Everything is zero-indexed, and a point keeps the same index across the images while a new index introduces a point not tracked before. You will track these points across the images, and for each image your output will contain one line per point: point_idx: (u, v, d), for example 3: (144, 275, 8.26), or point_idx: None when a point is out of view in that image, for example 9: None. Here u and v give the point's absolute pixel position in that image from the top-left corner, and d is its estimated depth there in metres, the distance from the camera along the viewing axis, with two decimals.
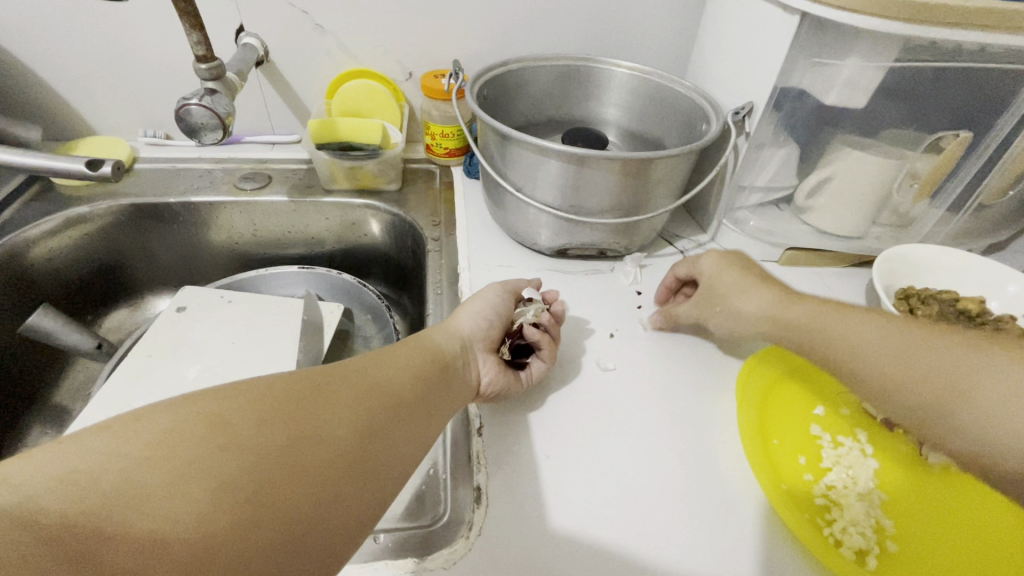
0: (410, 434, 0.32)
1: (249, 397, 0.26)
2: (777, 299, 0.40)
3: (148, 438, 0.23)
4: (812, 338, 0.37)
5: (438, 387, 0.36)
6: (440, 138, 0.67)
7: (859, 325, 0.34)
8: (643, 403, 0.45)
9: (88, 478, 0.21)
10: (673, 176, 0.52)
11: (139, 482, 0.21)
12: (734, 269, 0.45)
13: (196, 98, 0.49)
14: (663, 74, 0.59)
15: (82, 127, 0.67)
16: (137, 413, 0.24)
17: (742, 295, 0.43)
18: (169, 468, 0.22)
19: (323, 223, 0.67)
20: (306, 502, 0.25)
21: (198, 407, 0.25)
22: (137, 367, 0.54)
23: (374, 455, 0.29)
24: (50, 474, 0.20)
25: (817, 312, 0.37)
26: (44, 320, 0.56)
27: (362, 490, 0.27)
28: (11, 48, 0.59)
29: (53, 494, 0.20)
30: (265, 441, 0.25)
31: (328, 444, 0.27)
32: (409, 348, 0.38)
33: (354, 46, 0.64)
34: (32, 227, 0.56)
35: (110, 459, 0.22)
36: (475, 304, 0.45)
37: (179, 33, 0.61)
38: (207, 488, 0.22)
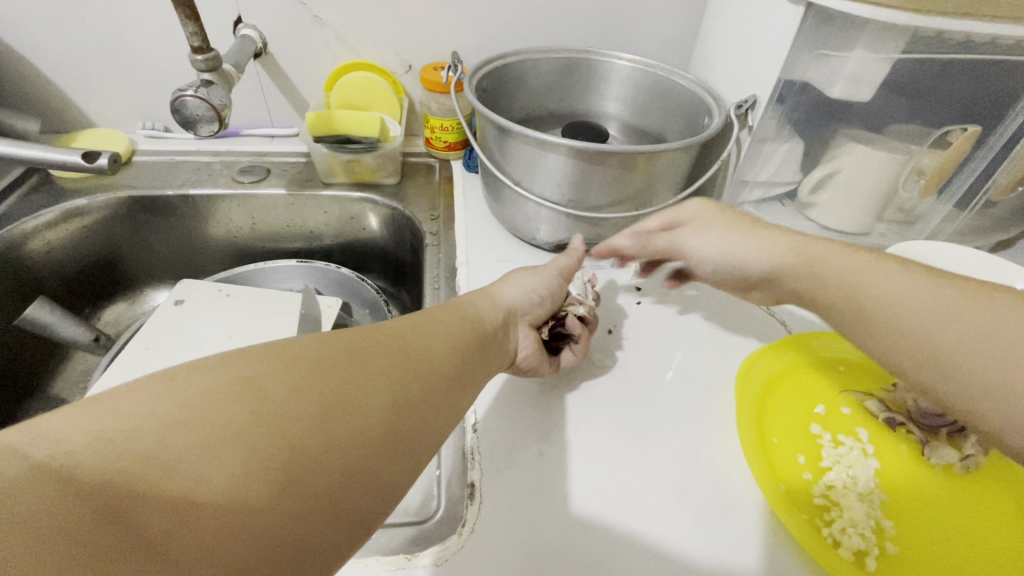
0: (445, 406, 0.29)
1: (285, 360, 0.24)
2: (792, 239, 0.36)
3: (182, 399, 0.21)
4: (843, 296, 0.32)
5: (476, 358, 0.34)
6: (439, 131, 0.66)
7: (903, 279, 0.30)
8: (642, 399, 0.44)
9: (124, 436, 0.19)
10: (675, 170, 0.51)
11: (171, 445, 0.20)
12: (729, 214, 0.40)
13: (191, 90, 0.48)
14: (665, 67, 0.58)
15: (80, 120, 0.66)
16: (174, 369, 0.22)
17: (739, 241, 0.37)
18: (203, 431, 0.20)
19: (322, 217, 0.66)
20: (341, 473, 0.23)
21: (234, 367, 0.23)
22: (135, 358, 0.54)
23: (411, 425, 0.27)
24: (84, 433, 0.19)
25: (861, 262, 0.32)
26: (42, 312, 0.56)
27: (397, 464, 0.25)
28: (10, 40, 0.59)
29: (86, 452, 0.18)
30: (302, 407, 0.23)
31: (364, 412, 0.25)
32: (447, 312, 0.35)
33: (353, 38, 0.64)
34: (30, 219, 0.56)
35: (144, 419, 0.20)
36: (527, 278, 0.44)
37: (176, 25, 0.60)
38: (240, 454, 0.20)
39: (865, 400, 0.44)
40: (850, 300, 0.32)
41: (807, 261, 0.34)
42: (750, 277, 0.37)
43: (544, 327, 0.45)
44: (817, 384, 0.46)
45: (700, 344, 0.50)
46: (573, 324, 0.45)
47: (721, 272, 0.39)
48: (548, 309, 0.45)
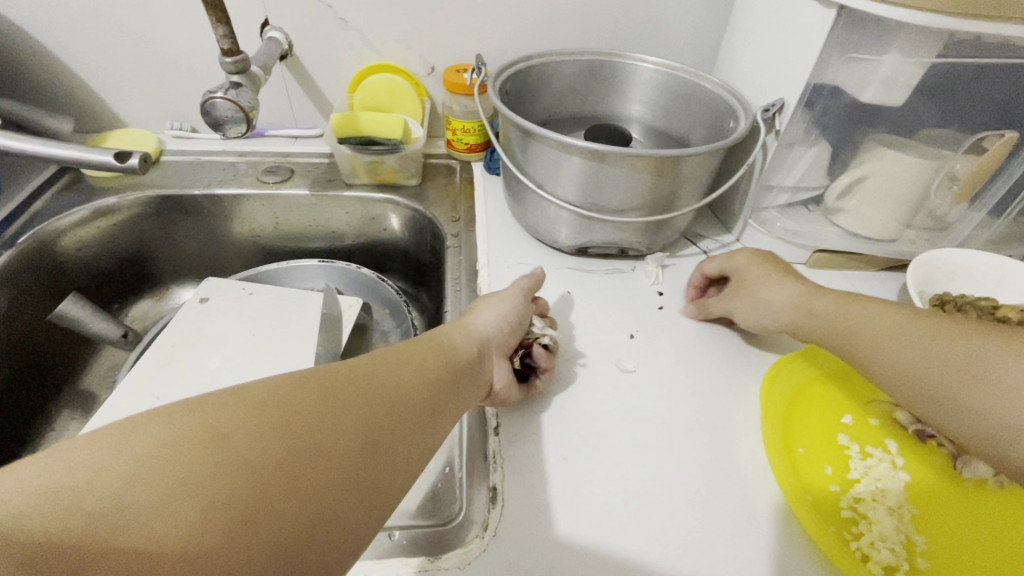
0: (412, 444, 0.30)
1: (249, 405, 0.25)
2: (803, 291, 0.43)
3: (138, 452, 0.21)
4: (827, 333, 0.39)
5: (449, 393, 0.35)
6: (461, 133, 0.66)
7: (881, 316, 0.37)
8: (663, 406, 0.44)
9: (78, 493, 0.20)
10: (700, 174, 0.51)
11: (124, 500, 0.20)
12: (765, 264, 0.47)
13: (221, 92, 0.49)
14: (690, 70, 0.58)
15: (110, 120, 0.68)
16: (133, 420, 0.23)
17: (757, 293, 0.45)
18: (158, 484, 0.21)
19: (344, 217, 0.67)
20: (301, 521, 0.23)
21: (195, 416, 0.24)
22: (162, 355, 0.55)
23: (375, 469, 0.27)
24: (33, 491, 0.19)
25: (837, 303, 0.40)
26: (73, 309, 0.58)
27: (360, 504, 0.26)
28: (45, 42, 0.61)
29: (37, 512, 0.19)
30: (262, 455, 0.24)
31: (326, 458, 0.25)
32: (421, 347, 0.36)
33: (377, 40, 0.64)
34: (62, 217, 0.58)
35: (99, 474, 0.20)
36: (498, 305, 0.44)
37: (205, 27, 0.61)
38: (197, 505, 0.21)
39: (894, 411, 0.43)
40: (846, 334, 0.38)
41: (813, 308, 0.41)
42: (772, 323, 0.44)
43: (515, 357, 0.44)
44: (849, 394, 0.45)
45: (724, 350, 0.49)
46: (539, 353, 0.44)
47: (756, 321, 0.45)
48: (517, 338, 0.44)
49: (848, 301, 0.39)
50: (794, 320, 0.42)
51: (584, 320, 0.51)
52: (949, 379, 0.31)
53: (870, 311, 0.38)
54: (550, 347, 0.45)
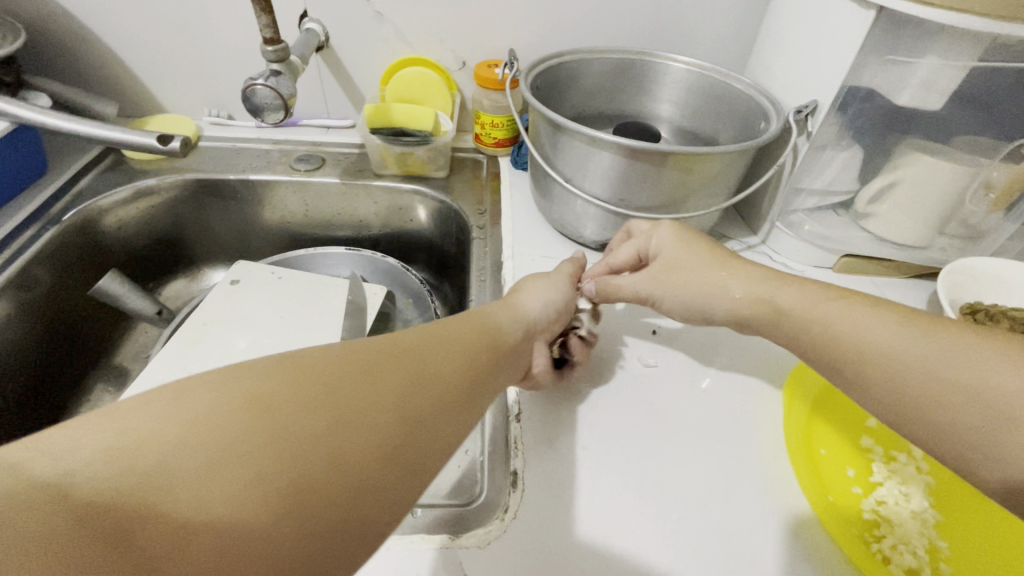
0: (456, 424, 0.29)
1: (293, 377, 0.25)
2: (761, 280, 0.38)
3: (189, 419, 0.22)
4: (809, 328, 0.34)
5: (490, 370, 0.34)
6: (489, 127, 0.67)
7: (856, 313, 0.32)
8: (684, 403, 0.44)
9: (133, 454, 0.20)
10: (728, 174, 0.51)
11: (178, 464, 0.20)
12: (699, 243, 0.42)
13: (262, 79, 0.51)
14: (721, 70, 0.58)
15: (151, 105, 0.70)
16: (184, 387, 0.23)
17: (716, 279, 0.39)
18: (208, 451, 0.21)
19: (372, 207, 0.68)
20: (348, 491, 0.23)
21: (242, 386, 0.24)
22: (194, 333, 0.56)
23: (419, 444, 0.27)
24: (91, 449, 0.20)
25: (788, 293, 0.36)
26: (112, 285, 0.60)
27: (404, 481, 0.26)
28: (94, 28, 0.63)
29: (93, 470, 0.19)
30: (309, 425, 0.24)
31: (372, 429, 0.25)
32: (464, 323, 0.36)
33: (411, 34, 0.65)
34: (106, 196, 0.60)
35: (151, 437, 0.21)
36: (547, 289, 0.44)
37: (246, 16, 0.63)
38: (244, 474, 0.21)
39: None
40: (809, 326, 0.34)
41: (775, 299, 0.36)
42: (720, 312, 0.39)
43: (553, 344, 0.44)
44: None
45: (748, 349, 0.49)
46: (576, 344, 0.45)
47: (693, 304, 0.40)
48: (562, 325, 0.44)
49: (844, 303, 0.33)
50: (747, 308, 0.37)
51: (608, 315, 0.52)
52: (919, 384, 0.28)
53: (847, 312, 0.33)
54: (588, 338, 0.46)
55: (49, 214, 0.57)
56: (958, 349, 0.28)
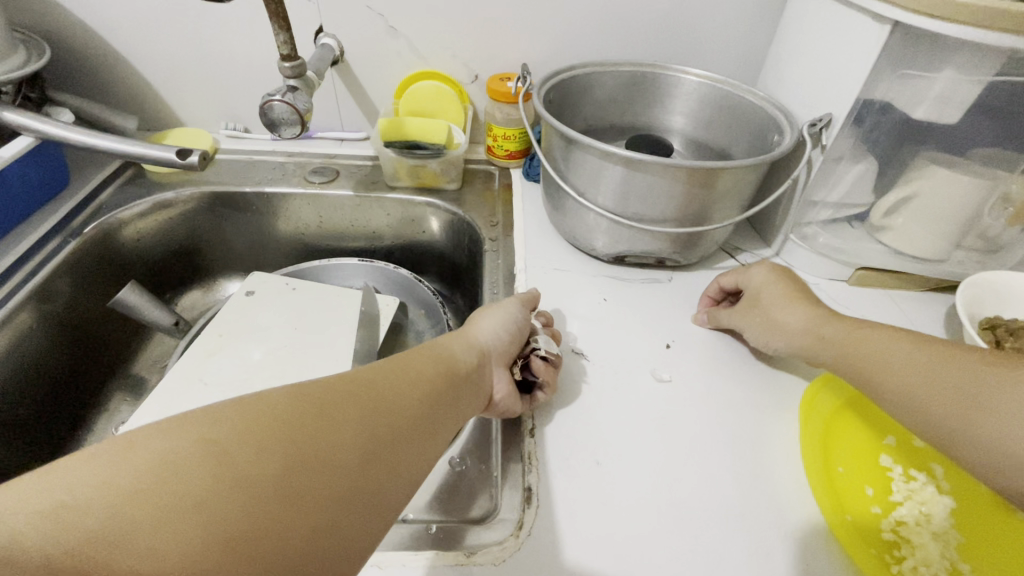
0: (416, 456, 0.30)
1: (249, 418, 0.25)
2: (819, 316, 0.43)
3: (138, 468, 0.22)
4: (847, 352, 0.39)
5: (450, 403, 0.34)
6: (502, 140, 0.68)
7: (890, 342, 0.37)
8: (697, 420, 0.44)
9: (80, 511, 0.20)
10: (741, 187, 0.50)
11: (126, 516, 0.20)
12: (779, 286, 0.47)
13: (279, 95, 0.52)
14: (734, 83, 0.58)
15: (169, 119, 0.72)
16: (132, 435, 0.23)
17: (781, 315, 0.45)
18: (159, 500, 0.21)
19: (384, 218, 0.69)
20: (302, 535, 0.24)
21: (195, 430, 0.24)
22: (210, 344, 0.57)
23: (375, 483, 0.27)
24: (37, 508, 0.20)
25: (840, 327, 0.40)
26: (130, 296, 0.60)
27: (362, 517, 0.26)
28: (115, 44, 0.64)
29: (38, 532, 0.19)
30: (262, 469, 0.24)
31: (326, 470, 0.25)
32: (422, 357, 0.36)
33: (424, 48, 0.66)
34: (125, 209, 0.61)
35: (97, 493, 0.21)
36: (498, 314, 0.43)
37: (264, 32, 0.64)
38: (198, 522, 0.21)
39: None
40: (850, 352, 0.39)
41: (823, 333, 0.41)
42: (785, 346, 0.44)
43: (515, 367, 0.43)
44: (888, 415, 0.44)
45: (763, 363, 0.49)
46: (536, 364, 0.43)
47: (766, 343, 0.46)
48: (518, 348, 0.43)
49: (883, 334, 0.38)
50: (806, 342, 0.42)
51: (620, 328, 0.52)
52: (927, 399, 0.33)
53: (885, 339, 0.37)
54: (550, 358, 0.44)
55: (71, 226, 0.58)
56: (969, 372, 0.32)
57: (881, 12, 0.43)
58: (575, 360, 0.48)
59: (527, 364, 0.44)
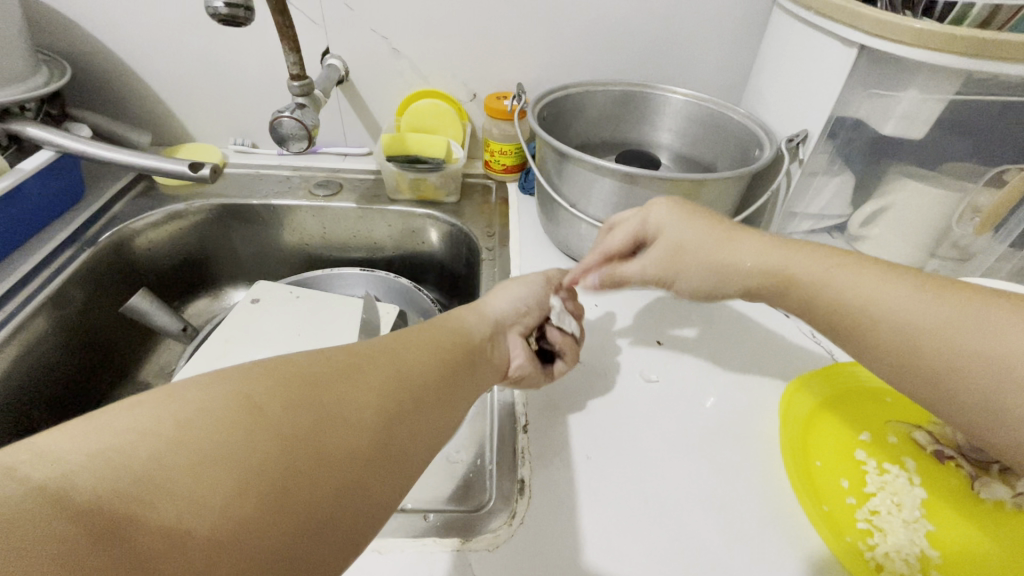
0: (430, 423, 0.31)
1: (277, 379, 0.26)
2: (770, 244, 0.38)
3: (181, 417, 0.22)
4: (819, 302, 0.34)
5: (461, 374, 0.36)
6: (499, 155, 0.71)
7: (885, 286, 0.31)
8: (684, 419, 0.46)
9: (124, 453, 0.20)
10: (725, 198, 0.53)
11: (168, 461, 0.20)
12: (702, 220, 0.41)
13: (288, 111, 0.55)
14: (718, 101, 0.61)
15: (180, 135, 0.75)
16: (169, 389, 0.23)
17: (726, 254, 0.39)
18: (200, 446, 0.21)
19: (386, 229, 0.72)
20: (329, 488, 0.24)
21: (229, 387, 0.24)
22: (217, 349, 0.59)
23: (396, 446, 0.28)
24: (84, 450, 0.19)
25: (806, 258, 0.35)
26: (142, 303, 0.63)
27: (384, 478, 0.27)
28: (131, 65, 0.68)
29: (83, 470, 0.19)
30: (293, 424, 0.24)
31: (352, 429, 0.26)
32: (432, 331, 0.38)
33: (425, 69, 0.70)
34: (138, 219, 0.64)
35: (140, 437, 0.20)
36: (512, 289, 0.47)
37: (273, 53, 0.67)
38: (236, 469, 0.21)
39: (913, 431, 0.45)
40: (826, 305, 0.33)
41: (788, 257, 0.36)
42: (730, 285, 0.39)
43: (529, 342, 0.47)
44: (862, 414, 0.46)
45: (747, 365, 0.51)
46: (555, 336, 0.47)
47: (706, 286, 0.41)
48: (533, 321, 0.47)
49: (860, 272, 0.32)
50: (761, 269, 0.37)
51: (611, 333, 0.54)
52: (935, 360, 0.29)
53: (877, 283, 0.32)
54: (565, 329, 0.48)
55: (85, 236, 0.60)
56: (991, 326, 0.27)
57: (849, 37, 0.46)
58: None
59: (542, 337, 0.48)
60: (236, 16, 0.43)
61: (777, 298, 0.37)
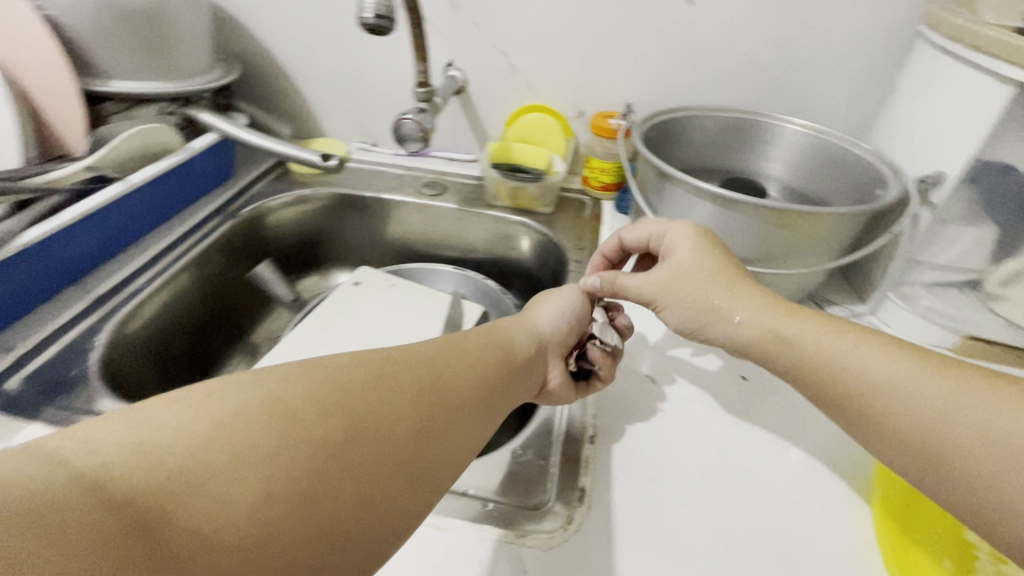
0: (464, 435, 0.33)
1: (314, 387, 0.28)
2: (771, 305, 0.39)
3: (215, 419, 0.25)
4: (807, 359, 0.36)
5: (501, 387, 0.37)
6: (598, 172, 0.72)
7: (872, 356, 0.33)
8: (763, 461, 0.43)
9: (163, 451, 0.23)
10: (838, 236, 0.50)
11: (201, 461, 0.23)
12: (711, 257, 0.43)
13: (410, 115, 0.60)
14: (840, 134, 0.59)
15: (314, 130, 0.84)
16: (212, 390, 0.26)
17: (722, 296, 0.40)
18: (230, 451, 0.24)
19: (480, 232, 0.75)
20: (353, 496, 0.26)
21: (265, 392, 0.27)
22: (318, 322, 0.65)
23: (423, 461, 0.30)
24: (128, 443, 0.23)
25: (805, 326, 0.37)
26: (265, 271, 0.74)
27: (408, 488, 0.29)
28: (286, 65, 0.78)
29: (126, 463, 0.22)
30: (324, 432, 0.27)
31: (379, 441, 0.28)
32: (477, 340, 0.39)
33: (538, 85, 0.73)
34: (274, 198, 0.73)
35: (179, 437, 0.24)
36: (561, 305, 0.48)
37: (404, 63, 0.74)
38: (262, 474, 0.24)
39: None
40: (818, 366, 0.35)
41: (784, 321, 0.37)
42: (723, 330, 0.40)
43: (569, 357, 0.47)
44: None
45: None
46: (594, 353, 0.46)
47: (693, 321, 0.42)
48: (575, 339, 0.47)
49: (850, 336, 0.35)
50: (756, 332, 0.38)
51: (692, 361, 0.52)
52: (932, 442, 0.30)
53: (862, 347, 0.34)
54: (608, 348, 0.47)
55: (230, 209, 0.70)
56: (983, 408, 0.29)
57: (1005, 72, 0.42)
58: (643, 382, 0.50)
59: (583, 354, 0.48)
60: (381, 26, 0.49)
61: (764, 356, 0.38)
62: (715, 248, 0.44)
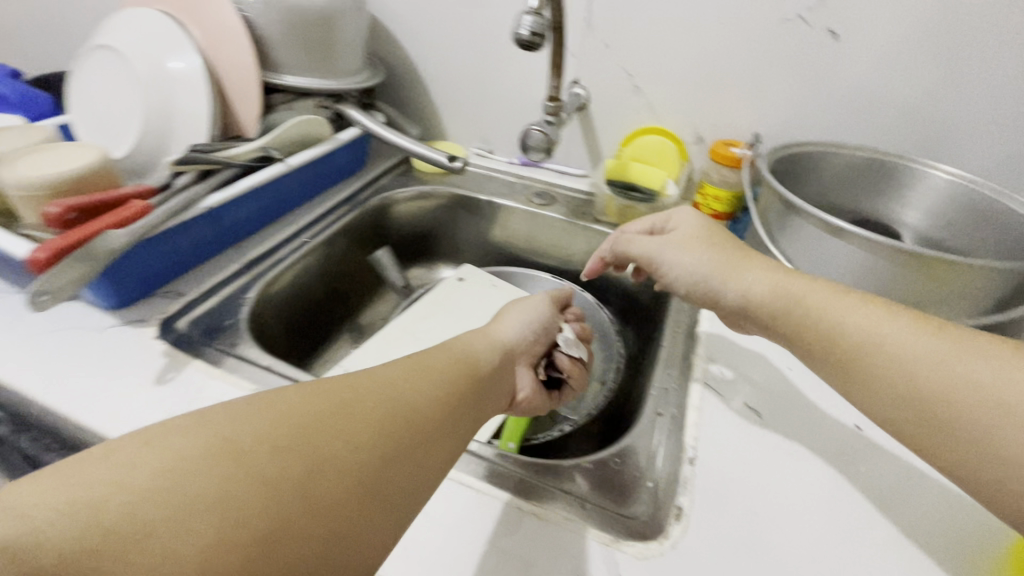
0: (436, 452, 0.31)
1: (264, 421, 0.27)
2: (772, 272, 0.42)
3: (153, 467, 0.23)
4: (808, 319, 0.38)
5: (470, 402, 0.36)
6: (712, 199, 0.71)
7: (870, 315, 0.35)
8: (879, 513, 0.41)
9: (98, 508, 0.22)
10: (988, 292, 0.47)
11: (139, 515, 0.22)
12: (710, 239, 0.46)
13: (536, 127, 0.64)
14: (994, 185, 0.55)
15: (438, 134, 0.90)
16: (150, 434, 0.25)
17: (727, 265, 0.44)
18: (171, 499, 0.23)
19: (584, 245, 0.77)
20: (319, 533, 0.25)
21: (209, 431, 0.26)
22: (425, 309, 0.70)
23: (395, 483, 0.29)
24: (56, 505, 0.22)
25: (806, 287, 0.39)
26: (384, 256, 0.80)
27: (378, 517, 0.28)
28: (424, 73, 0.85)
29: (58, 525, 0.21)
30: (279, 466, 0.26)
31: (340, 472, 0.27)
32: (441, 354, 0.38)
33: (660, 108, 0.74)
34: (400, 191, 0.80)
35: (115, 489, 0.22)
36: (526, 316, 0.48)
37: (532, 78, 0.79)
38: (212, 521, 0.23)
39: None
40: (815, 323, 0.37)
41: (787, 285, 0.40)
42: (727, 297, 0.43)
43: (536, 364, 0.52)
44: None
45: None
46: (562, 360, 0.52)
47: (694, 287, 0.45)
48: (540, 347, 0.48)
49: (848, 297, 0.37)
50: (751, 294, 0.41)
51: (801, 400, 0.50)
52: (922, 392, 0.31)
53: (856, 306, 0.36)
54: (575, 355, 0.53)
55: (360, 197, 0.77)
56: (963, 357, 0.31)
57: None
58: (748, 414, 0.48)
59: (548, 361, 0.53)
60: (533, 43, 0.52)
61: (764, 315, 0.41)
62: (712, 235, 0.47)
